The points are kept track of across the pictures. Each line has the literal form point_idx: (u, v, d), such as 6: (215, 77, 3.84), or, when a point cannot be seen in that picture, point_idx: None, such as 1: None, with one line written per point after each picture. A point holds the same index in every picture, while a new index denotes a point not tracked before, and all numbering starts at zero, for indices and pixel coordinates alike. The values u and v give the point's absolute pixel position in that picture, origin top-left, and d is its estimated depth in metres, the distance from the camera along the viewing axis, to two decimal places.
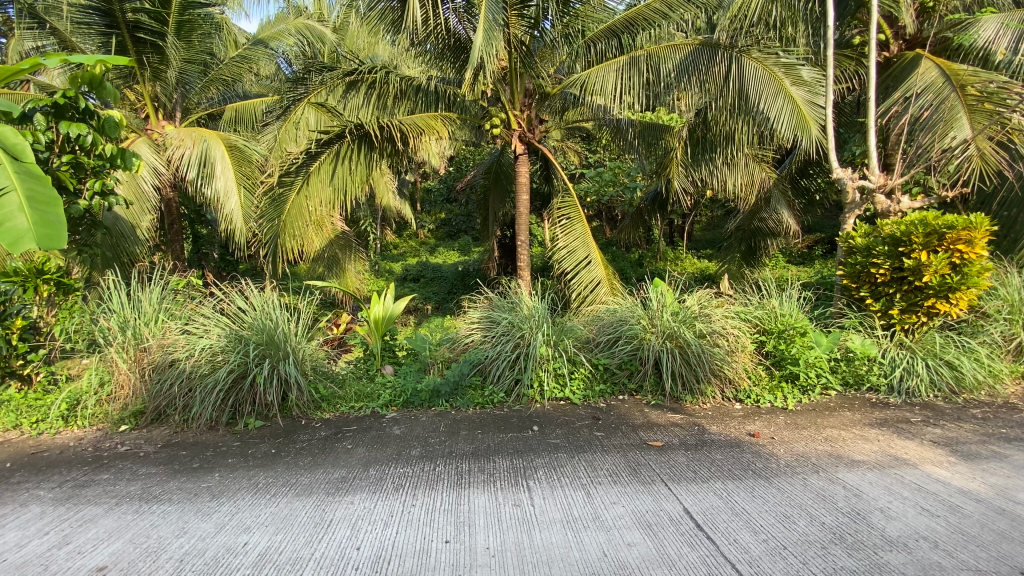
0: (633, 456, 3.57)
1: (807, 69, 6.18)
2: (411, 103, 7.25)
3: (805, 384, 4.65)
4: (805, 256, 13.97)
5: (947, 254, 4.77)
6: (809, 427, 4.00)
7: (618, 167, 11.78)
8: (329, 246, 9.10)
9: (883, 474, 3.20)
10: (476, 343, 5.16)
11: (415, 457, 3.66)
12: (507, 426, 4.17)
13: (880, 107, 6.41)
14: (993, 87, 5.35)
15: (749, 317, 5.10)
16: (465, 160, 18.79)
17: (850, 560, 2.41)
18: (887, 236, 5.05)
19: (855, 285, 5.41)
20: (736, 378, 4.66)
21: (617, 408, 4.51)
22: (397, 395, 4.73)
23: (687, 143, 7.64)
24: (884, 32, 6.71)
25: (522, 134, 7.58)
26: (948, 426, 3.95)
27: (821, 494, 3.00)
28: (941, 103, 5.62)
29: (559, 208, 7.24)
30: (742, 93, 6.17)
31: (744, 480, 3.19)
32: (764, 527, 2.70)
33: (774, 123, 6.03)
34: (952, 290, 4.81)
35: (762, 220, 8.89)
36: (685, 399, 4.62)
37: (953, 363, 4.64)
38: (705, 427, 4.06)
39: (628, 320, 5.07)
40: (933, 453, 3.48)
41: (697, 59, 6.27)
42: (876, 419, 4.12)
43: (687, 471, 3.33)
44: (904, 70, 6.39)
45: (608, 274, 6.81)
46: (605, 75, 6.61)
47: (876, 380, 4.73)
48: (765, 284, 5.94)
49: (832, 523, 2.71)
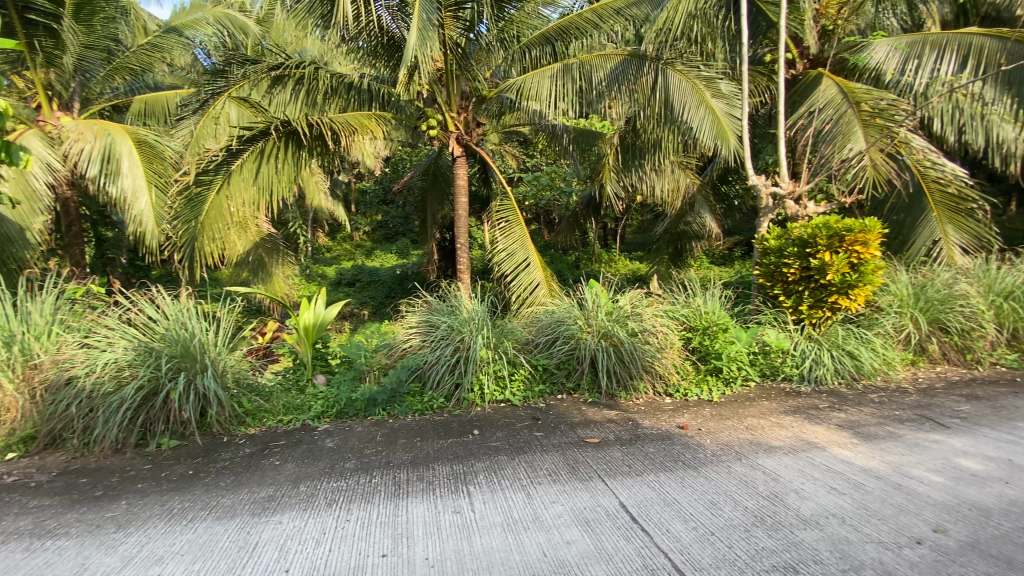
0: (572, 454, 3.63)
1: (725, 82, 6.60)
2: (343, 100, 7.00)
3: (728, 376, 4.96)
4: (726, 257, 14.96)
5: (847, 255, 5.26)
6: (732, 417, 4.27)
7: (555, 172, 12.07)
8: (254, 249, 8.57)
9: (797, 458, 3.48)
10: (414, 348, 5.05)
11: (350, 470, 3.51)
12: (447, 432, 4.11)
13: (788, 120, 6.97)
14: (883, 104, 6.06)
15: (677, 316, 5.36)
16: (402, 160, 18.46)
17: (770, 540, 2.59)
18: (797, 238, 5.51)
19: (769, 284, 5.85)
20: (667, 373, 4.86)
21: (556, 408, 4.58)
22: (330, 406, 4.54)
23: (618, 151, 8.02)
24: (790, 51, 7.27)
25: (460, 136, 7.52)
26: (851, 410, 4.35)
27: (744, 479, 3.20)
28: (840, 118, 6.24)
29: (498, 211, 7.29)
30: (668, 104, 6.51)
31: (675, 471, 3.35)
32: (693, 516, 2.83)
33: (698, 133, 6.37)
34: (851, 287, 5.30)
35: (688, 223, 9.32)
36: (620, 396, 4.77)
37: (853, 353, 5.10)
38: (638, 422, 4.21)
39: (566, 320, 5.17)
40: (839, 436, 3.81)
41: (626, 69, 6.60)
42: (790, 407, 4.47)
43: (622, 465, 3.44)
44: (808, 87, 7.01)
45: (546, 276, 6.92)
46: (540, 81, 6.80)
47: (789, 370, 5.13)
48: (690, 283, 6.26)
49: (753, 506, 2.90)
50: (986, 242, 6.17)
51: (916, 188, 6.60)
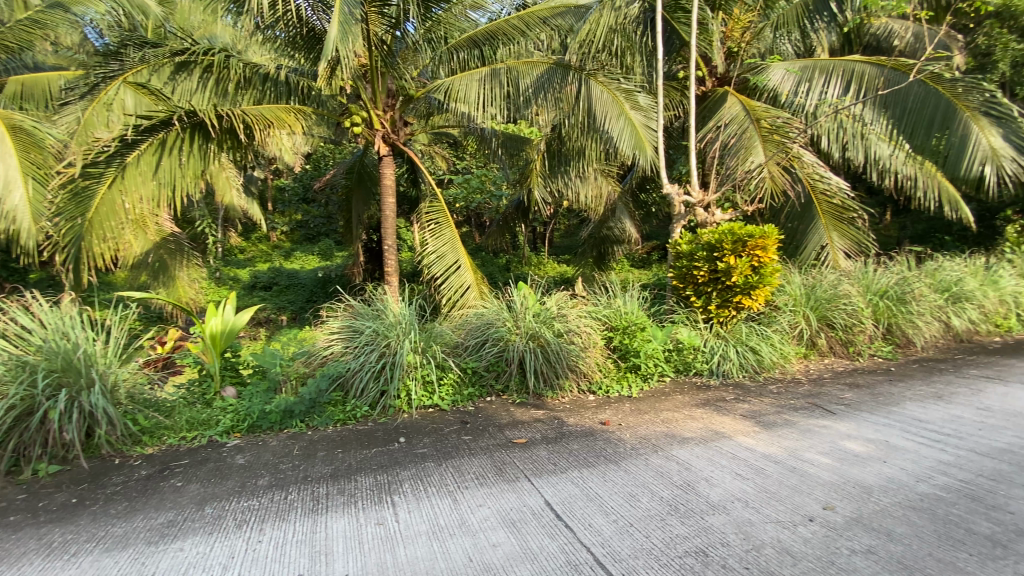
0: (499, 456, 3.65)
1: (642, 95, 6.98)
2: (257, 92, 6.56)
3: (645, 372, 5.23)
4: (647, 261, 15.78)
5: (750, 259, 5.74)
6: (650, 411, 4.50)
7: (484, 175, 12.13)
8: (154, 249, 7.83)
9: (708, 448, 3.73)
10: (336, 355, 4.84)
11: (263, 487, 3.29)
12: (372, 441, 3.99)
13: (699, 133, 7.50)
14: (779, 122, 6.74)
15: (599, 316, 5.57)
16: (324, 158, 17.70)
17: (683, 527, 2.75)
18: (705, 242, 5.96)
19: (682, 285, 6.26)
20: (590, 372, 5.02)
21: (484, 410, 4.59)
22: (241, 420, 4.24)
23: (545, 156, 8.30)
24: (701, 69, 7.81)
25: (386, 135, 7.32)
26: (754, 401, 4.75)
27: (660, 471, 3.39)
28: (743, 133, 6.80)
29: (426, 213, 7.20)
30: (591, 113, 6.76)
31: (597, 466, 3.47)
32: (613, 509, 2.95)
33: (618, 142, 6.66)
34: (753, 287, 5.78)
35: (610, 228, 9.70)
36: (546, 395, 4.87)
37: (755, 348, 5.58)
38: (564, 420, 4.32)
39: (495, 322, 5.20)
40: (744, 425, 4.14)
41: (552, 77, 6.74)
42: (701, 400, 4.80)
43: (548, 463, 3.51)
44: (715, 103, 7.57)
45: (477, 278, 6.90)
46: (469, 83, 6.80)
47: (699, 365, 5.51)
48: (612, 285, 6.54)
49: (668, 496, 3.07)
50: (864, 247, 7.07)
51: (806, 199, 7.29)
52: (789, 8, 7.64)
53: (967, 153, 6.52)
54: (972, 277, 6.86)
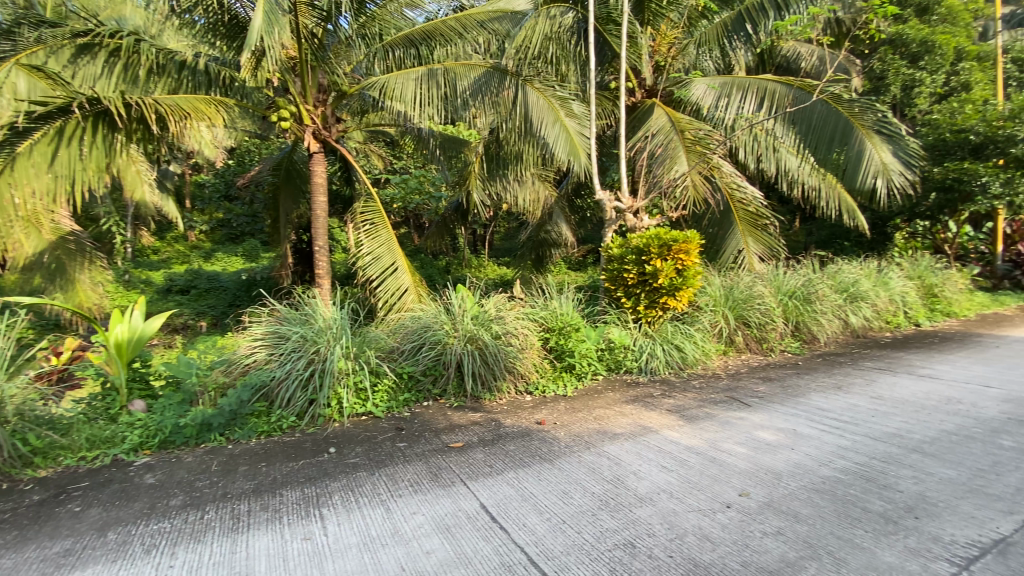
0: (434, 461, 3.61)
1: (577, 103, 7.20)
2: (173, 81, 6.02)
3: (580, 371, 5.38)
4: (583, 264, 16.23)
5: (675, 262, 6.07)
6: (584, 409, 4.64)
7: (422, 176, 11.96)
8: (49, 249, 7.04)
9: (636, 443, 3.89)
10: (260, 363, 4.58)
11: (176, 508, 3.05)
12: (300, 452, 3.82)
13: (629, 142, 7.82)
14: (702, 134, 7.18)
15: (536, 317, 5.65)
16: (250, 152, 16.71)
17: (613, 521, 2.85)
18: (635, 246, 6.28)
19: (614, 287, 6.51)
20: (527, 372, 5.07)
21: (420, 415, 4.52)
22: (151, 435, 3.90)
23: (484, 159, 8.32)
24: (631, 80, 8.17)
25: (316, 131, 7.02)
26: (679, 396, 5.02)
27: (592, 467, 3.49)
28: (669, 143, 7.19)
29: (361, 213, 6.99)
30: (527, 118, 6.86)
31: (532, 466, 3.52)
32: (547, 507, 3.01)
33: (553, 148, 6.81)
34: (678, 289, 6.09)
35: (547, 232, 9.88)
36: (484, 397, 4.87)
37: (680, 346, 5.90)
38: (500, 422, 4.34)
39: (432, 325, 5.14)
40: (670, 420, 4.36)
41: (488, 81, 6.79)
42: (631, 396, 5.01)
43: (484, 466, 3.52)
44: (644, 114, 7.93)
45: (415, 281, 6.78)
46: (404, 82, 6.69)
47: (629, 363, 5.75)
48: (548, 287, 6.68)
49: (599, 491, 3.17)
50: (774, 252, 7.69)
51: (725, 206, 7.83)
52: (711, 27, 8.14)
53: (863, 163, 7.19)
54: (866, 279, 7.64)
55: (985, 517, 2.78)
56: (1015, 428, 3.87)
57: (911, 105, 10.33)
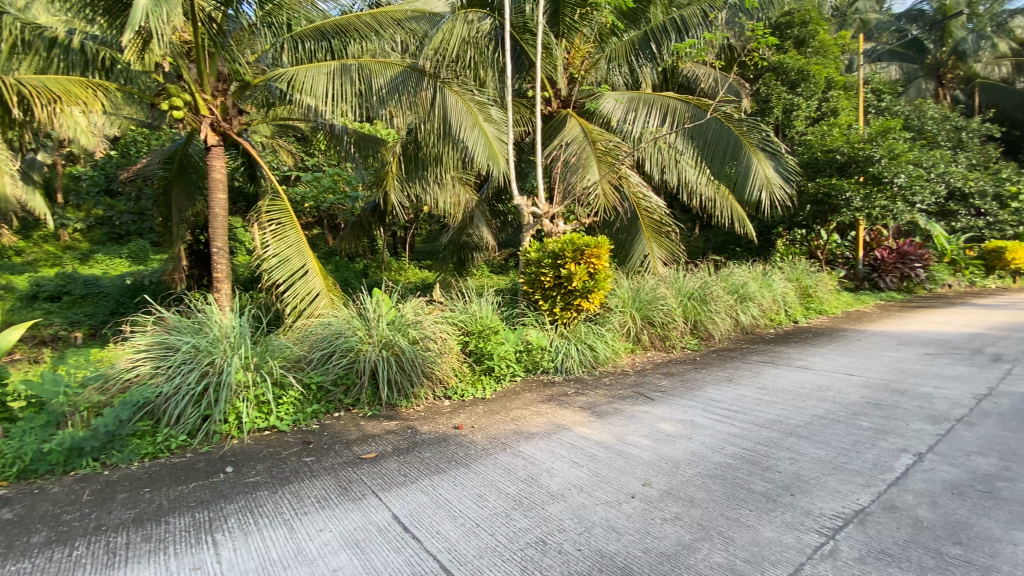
0: (344, 474, 3.47)
1: (495, 109, 7.28)
2: (41, 60, 5.49)
3: (498, 374, 5.43)
4: (505, 267, 16.42)
5: (587, 266, 6.34)
6: (501, 411, 4.68)
7: (337, 174, 11.41)
8: None
9: (550, 441, 4.00)
10: (143, 377, 4.13)
11: (37, 546, 2.67)
12: (190, 474, 3.48)
13: (545, 149, 8.04)
14: (611, 146, 7.63)
15: (455, 321, 5.63)
16: (136, 142, 15.02)
17: (525, 520, 2.90)
18: (551, 251, 6.47)
19: (532, 290, 6.65)
20: (445, 377, 5.03)
21: (330, 427, 4.31)
22: (4, 465, 3.38)
23: (402, 159, 8.12)
24: (547, 90, 8.43)
25: (215, 123, 6.44)
26: (591, 393, 5.23)
27: (507, 468, 3.54)
28: (582, 152, 7.51)
29: (267, 212, 6.56)
30: (445, 120, 6.81)
31: (447, 471, 3.50)
32: (461, 512, 3.00)
33: (472, 152, 6.83)
34: (590, 291, 6.34)
35: (468, 235, 9.86)
36: (400, 405, 4.76)
37: (592, 345, 6.15)
38: (416, 429, 4.26)
39: (344, 332, 4.93)
40: (582, 417, 4.54)
41: (405, 80, 6.68)
42: (546, 396, 5.14)
43: (397, 475, 3.43)
44: (559, 124, 8.23)
45: (328, 285, 6.47)
46: (315, 76, 6.38)
47: (545, 364, 5.91)
48: (467, 290, 6.68)
49: (513, 492, 3.22)
50: (676, 257, 8.31)
51: (632, 214, 8.31)
52: (620, 43, 8.56)
53: (750, 178, 7.93)
54: (754, 281, 8.46)
55: (846, 490, 3.16)
56: (870, 410, 4.46)
57: (791, 126, 11.63)
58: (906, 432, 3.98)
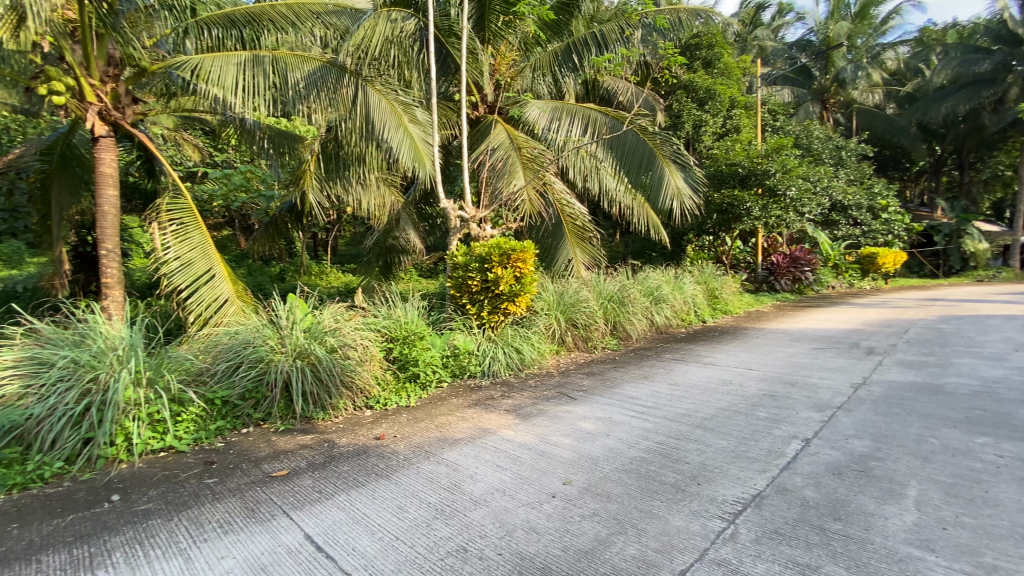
0: (253, 494, 3.24)
1: (420, 110, 7.18)
2: None
3: (424, 381, 5.32)
4: (433, 270, 16.22)
5: (514, 269, 6.39)
6: (425, 418, 4.60)
7: (250, 171, 10.56)
8: None
9: (474, 446, 3.99)
10: (11, 398, 3.62)
11: None
12: (68, 506, 3.10)
13: (472, 154, 8.05)
14: (536, 152, 7.83)
15: (378, 327, 5.47)
16: None
17: (447, 529, 2.87)
18: (478, 255, 6.47)
19: (459, 294, 6.61)
20: (367, 387, 4.84)
21: (237, 445, 4.01)
22: None
23: (320, 158, 7.93)
24: (473, 95, 8.51)
25: (104, 112, 5.82)
26: (516, 395, 5.29)
27: (429, 477, 3.48)
28: (508, 158, 7.61)
29: (167, 211, 5.97)
30: (368, 119, 6.61)
31: (366, 484, 3.37)
32: (380, 526, 2.90)
33: (397, 153, 6.72)
34: (517, 295, 6.41)
35: (395, 238, 9.61)
36: (317, 417, 4.52)
37: (518, 348, 6.22)
38: (334, 442, 4.08)
39: (253, 342, 4.62)
40: (507, 419, 4.58)
41: (325, 76, 6.38)
42: (472, 400, 5.13)
43: (312, 492, 3.26)
44: (484, 129, 8.31)
45: (238, 291, 6.03)
46: (224, 66, 5.95)
47: (473, 368, 5.88)
48: (392, 295, 6.51)
49: (435, 501, 3.17)
50: (597, 261, 8.63)
51: (557, 219, 8.55)
52: (543, 53, 8.82)
53: (663, 189, 8.41)
54: (667, 284, 9.00)
55: (745, 476, 3.44)
56: (766, 401, 4.89)
57: (700, 140, 12.54)
58: (796, 420, 4.40)
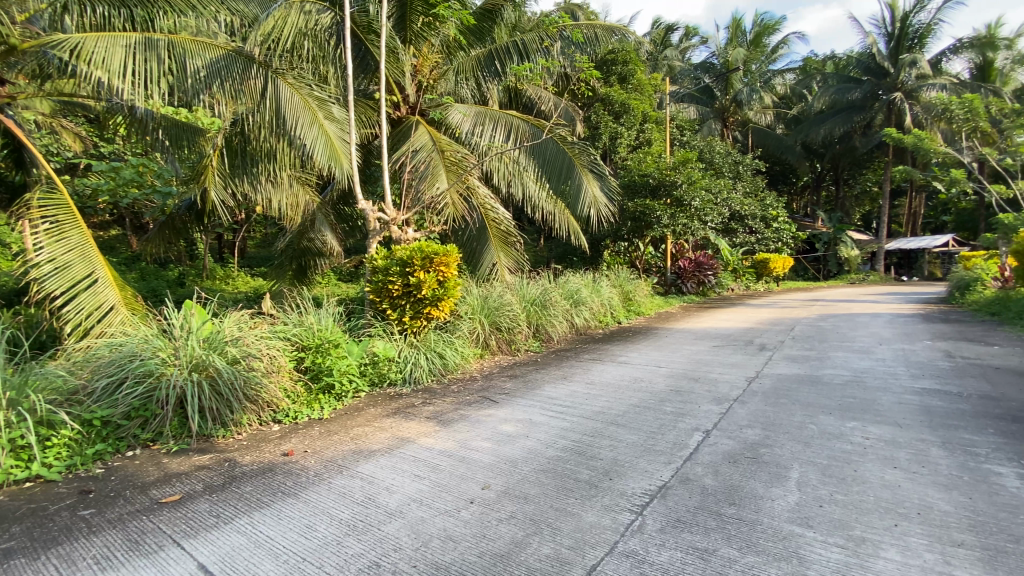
0: (138, 524, 2.93)
1: (337, 107, 6.89)
2: None
3: (339, 391, 5.11)
4: (353, 274, 15.65)
5: (437, 273, 6.31)
6: (340, 430, 4.41)
7: (144, 164, 9.12)
8: None
9: (391, 456, 3.90)
10: None
11: None
12: None
13: (393, 155, 7.87)
14: (458, 156, 7.80)
15: (287, 336, 5.18)
16: None
17: (359, 545, 2.77)
18: (399, 258, 6.34)
19: (378, 299, 6.42)
20: (274, 400, 4.56)
21: (121, 470, 3.61)
22: None
23: (224, 153, 7.24)
24: (394, 94, 8.41)
25: None
26: (438, 401, 5.24)
27: (341, 492, 3.34)
28: (430, 161, 7.51)
29: (39, 207, 5.24)
30: (278, 113, 6.23)
31: (271, 504, 3.17)
32: (284, 548, 2.74)
33: (311, 151, 6.38)
34: (439, 299, 6.33)
35: (310, 240, 9.12)
36: (215, 435, 4.19)
37: (441, 353, 6.16)
38: (236, 461, 3.79)
39: (140, 355, 4.19)
40: (426, 427, 4.51)
41: (230, 65, 5.99)
42: (391, 409, 5.00)
43: (208, 517, 3.01)
44: (405, 131, 8.18)
45: (126, 297, 5.44)
46: (110, 47, 5.35)
47: (393, 376, 5.73)
48: (305, 301, 6.19)
49: (347, 516, 3.05)
50: (520, 265, 8.75)
51: (481, 224, 8.59)
52: (467, 58, 8.79)
53: (581, 198, 8.78)
54: (586, 287, 9.35)
55: (652, 469, 3.66)
56: (673, 397, 5.23)
57: (616, 151, 13.17)
58: (698, 413, 4.75)
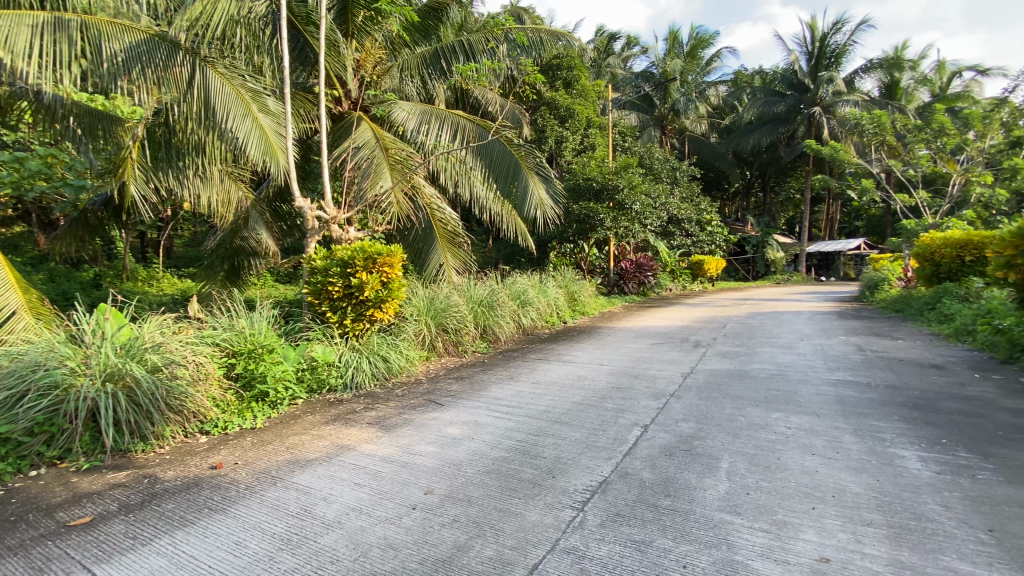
0: (41, 552, 2.67)
1: (271, 100, 6.59)
2: None
3: (274, 399, 4.88)
4: (292, 275, 15.02)
5: (380, 274, 6.16)
6: (274, 440, 4.21)
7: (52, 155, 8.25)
8: None
9: (330, 464, 3.77)
10: None
11: None
12: None
13: (333, 152, 7.61)
14: (403, 154, 7.65)
15: (215, 341, 4.88)
16: None
17: (293, 559, 2.66)
18: (339, 259, 6.15)
19: (317, 301, 6.19)
20: (200, 410, 4.29)
21: (21, 492, 3.28)
22: None
23: (144, 142, 6.75)
24: (335, 89, 8.20)
25: None
26: (381, 406, 5.12)
27: (275, 504, 3.19)
28: (372, 159, 7.33)
29: None
30: (207, 104, 5.86)
31: (196, 522, 2.98)
32: (211, 567, 2.59)
33: (244, 146, 6.06)
34: (383, 301, 6.18)
35: (244, 238, 8.62)
36: (134, 450, 3.89)
37: (385, 356, 6.02)
38: (157, 476, 3.54)
39: (43, 364, 3.81)
40: (368, 432, 4.40)
41: (151, 50, 5.57)
42: (331, 415, 4.83)
43: (124, 539, 2.79)
44: (346, 126, 7.95)
45: (31, 301, 4.92)
46: (10, 26, 4.86)
47: (333, 382, 5.54)
48: (236, 304, 5.86)
49: (280, 530, 2.92)
50: (468, 267, 8.65)
51: (427, 224, 8.48)
52: (411, 55, 8.69)
53: (527, 200, 8.77)
54: (533, 288, 9.46)
55: (594, 465, 3.75)
56: (614, 394, 5.40)
57: (561, 155, 13.42)
58: (638, 409, 4.93)
